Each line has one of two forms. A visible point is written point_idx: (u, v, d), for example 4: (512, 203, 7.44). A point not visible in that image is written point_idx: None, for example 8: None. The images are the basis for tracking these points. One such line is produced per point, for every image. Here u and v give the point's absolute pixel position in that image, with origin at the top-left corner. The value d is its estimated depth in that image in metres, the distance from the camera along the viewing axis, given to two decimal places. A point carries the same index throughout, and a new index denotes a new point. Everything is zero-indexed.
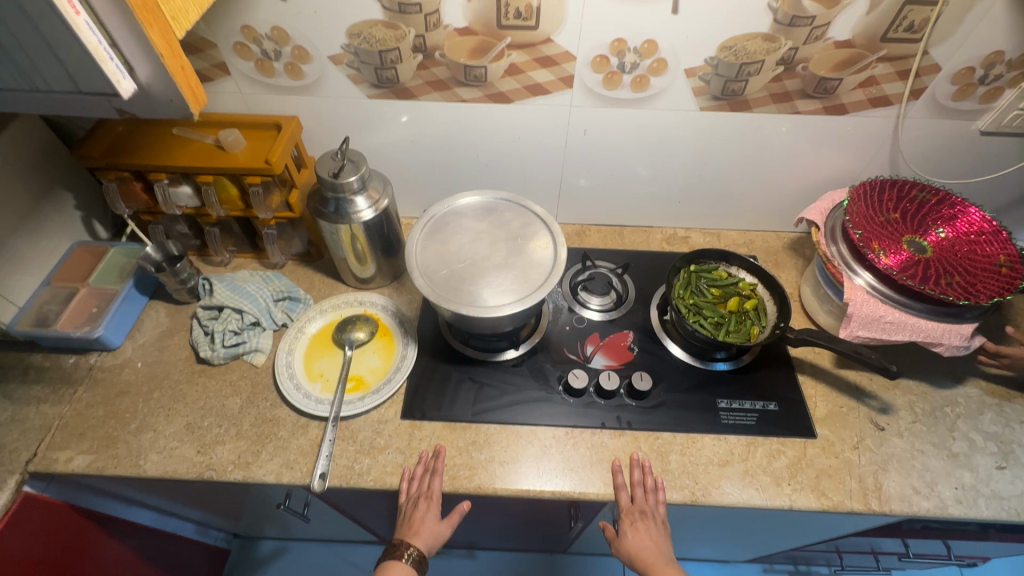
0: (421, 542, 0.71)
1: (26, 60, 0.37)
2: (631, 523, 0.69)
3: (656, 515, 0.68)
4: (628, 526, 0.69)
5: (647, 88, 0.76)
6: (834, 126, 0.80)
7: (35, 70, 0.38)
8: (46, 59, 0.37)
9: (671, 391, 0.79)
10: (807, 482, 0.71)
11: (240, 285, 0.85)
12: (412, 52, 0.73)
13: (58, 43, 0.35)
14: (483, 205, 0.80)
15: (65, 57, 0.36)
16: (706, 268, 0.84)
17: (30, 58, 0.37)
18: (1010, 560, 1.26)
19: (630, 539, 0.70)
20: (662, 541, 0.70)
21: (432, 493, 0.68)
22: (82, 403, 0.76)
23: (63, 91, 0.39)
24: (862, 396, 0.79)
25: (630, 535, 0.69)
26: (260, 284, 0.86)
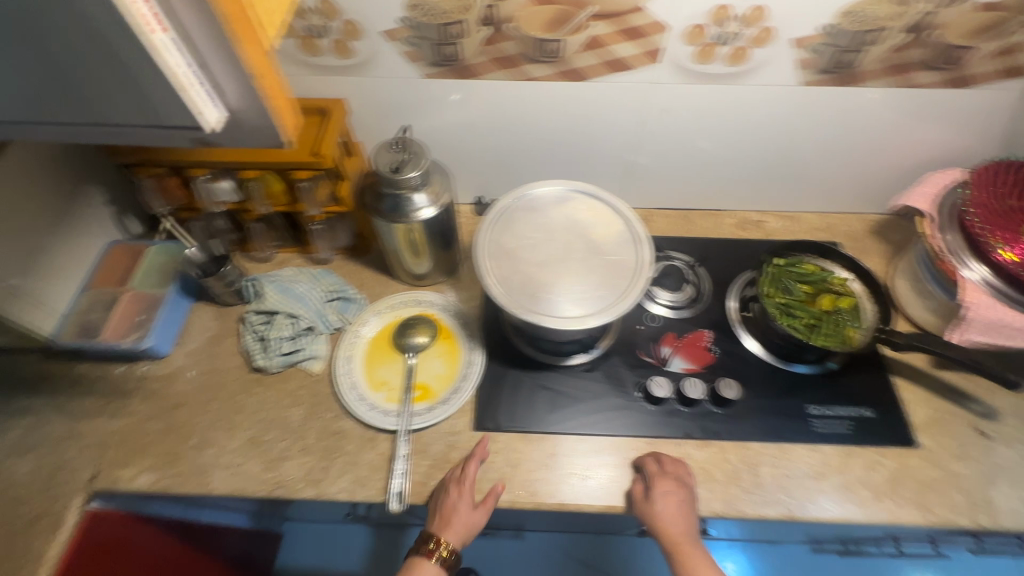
0: (449, 537, 0.65)
1: (102, 97, 0.39)
2: (662, 488, 0.64)
3: (687, 486, 0.66)
4: (654, 496, 0.63)
5: (745, 61, 0.67)
6: (951, 99, 0.71)
7: (107, 108, 0.40)
8: (125, 98, 0.38)
9: (758, 397, 0.74)
10: (909, 495, 0.67)
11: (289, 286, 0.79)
12: (479, 24, 0.64)
13: (143, 80, 0.37)
14: (553, 198, 0.73)
15: (149, 93, 0.38)
16: (795, 262, 0.77)
17: (109, 96, 0.39)
18: None
19: (650, 513, 0.63)
20: (689, 522, 0.64)
21: (467, 475, 0.66)
22: (138, 416, 0.73)
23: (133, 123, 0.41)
24: (963, 401, 0.74)
25: (653, 501, 0.63)
26: (311, 282, 0.81)
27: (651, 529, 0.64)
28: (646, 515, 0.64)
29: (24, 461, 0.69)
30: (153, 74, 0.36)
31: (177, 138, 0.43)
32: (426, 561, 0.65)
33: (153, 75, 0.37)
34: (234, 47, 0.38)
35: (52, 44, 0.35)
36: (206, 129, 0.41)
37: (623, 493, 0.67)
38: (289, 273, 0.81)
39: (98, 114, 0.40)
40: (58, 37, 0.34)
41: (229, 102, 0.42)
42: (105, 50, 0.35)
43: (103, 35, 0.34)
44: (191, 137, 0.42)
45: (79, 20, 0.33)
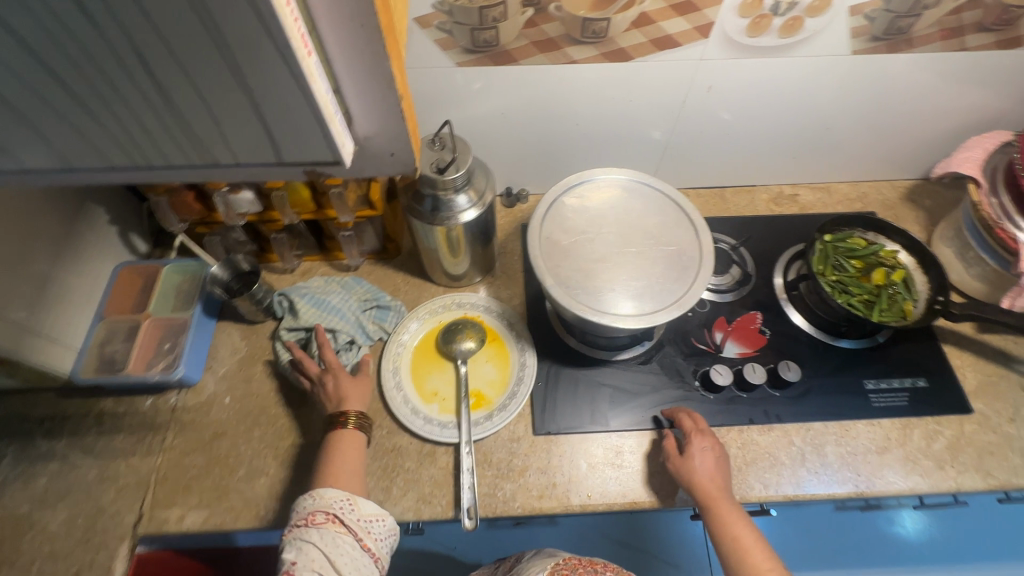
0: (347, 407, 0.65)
1: (227, 134, 0.36)
2: (700, 444, 0.63)
3: (723, 447, 0.65)
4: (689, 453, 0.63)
5: (798, 33, 0.63)
6: (997, 61, 0.70)
7: (229, 144, 0.37)
8: (250, 135, 0.36)
9: (815, 376, 0.73)
10: (970, 462, 0.68)
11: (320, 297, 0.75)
12: (521, 6, 0.59)
13: (278, 118, 0.34)
14: (608, 196, 0.69)
15: (280, 129, 0.35)
16: (841, 237, 0.76)
17: (235, 133, 0.36)
18: None
19: (683, 471, 0.62)
20: (728, 482, 0.62)
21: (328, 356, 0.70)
22: (176, 450, 0.68)
23: (252, 156, 0.38)
24: (1011, 363, 0.75)
25: (687, 460, 0.62)
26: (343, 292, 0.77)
27: (688, 487, 0.61)
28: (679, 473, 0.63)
29: (59, 510, 0.64)
30: (304, 109, 0.34)
31: (294, 170, 0.40)
32: (344, 431, 0.64)
33: (302, 111, 0.34)
34: (383, 70, 0.35)
35: (179, 88, 0.32)
36: (337, 163, 0.40)
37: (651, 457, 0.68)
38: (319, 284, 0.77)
39: (213, 150, 0.37)
40: (201, 78, 0.31)
41: (357, 129, 0.40)
42: (252, 89, 0.32)
43: (257, 74, 0.31)
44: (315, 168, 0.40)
45: (230, 60, 0.30)
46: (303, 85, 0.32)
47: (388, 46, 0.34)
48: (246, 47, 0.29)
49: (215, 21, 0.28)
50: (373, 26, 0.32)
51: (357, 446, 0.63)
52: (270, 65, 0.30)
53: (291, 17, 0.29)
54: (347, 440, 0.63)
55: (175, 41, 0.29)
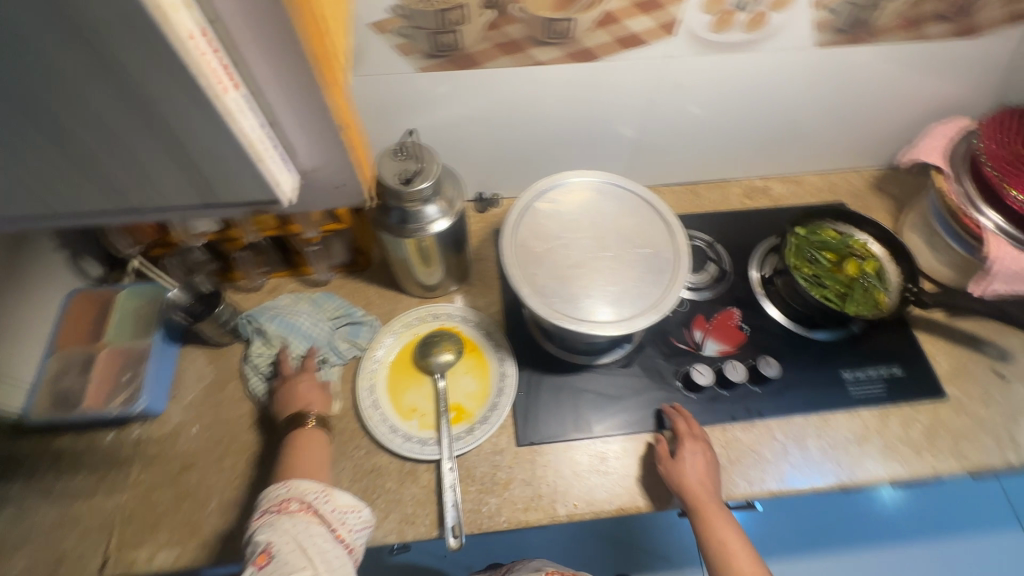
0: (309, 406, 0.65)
1: (156, 181, 0.37)
2: (691, 449, 0.63)
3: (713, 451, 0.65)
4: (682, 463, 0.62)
5: (763, 27, 0.63)
6: (955, 50, 0.70)
7: (160, 191, 0.38)
8: (181, 181, 0.37)
9: (793, 370, 0.74)
10: (947, 446, 0.69)
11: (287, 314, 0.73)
12: (481, 7, 0.57)
13: (208, 165, 0.36)
14: (581, 200, 0.68)
15: (212, 175, 0.37)
16: (814, 229, 0.76)
17: (164, 180, 0.37)
18: None
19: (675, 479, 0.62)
20: (716, 486, 0.62)
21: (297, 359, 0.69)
22: (142, 486, 0.65)
23: (185, 201, 0.39)
24: (980, 346, 0.76)
25: (679, 469, 0.62)
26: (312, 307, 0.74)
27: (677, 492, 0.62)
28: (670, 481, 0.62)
29: (16, 559, 0.61)
30: (231, 151, 0.35)
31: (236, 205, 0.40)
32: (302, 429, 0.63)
33: (229, 153, 0.35)
34: (317, 98, 0.37)
35: (102, 139, 0.33)
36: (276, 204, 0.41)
37: (643, 456, 0.67)
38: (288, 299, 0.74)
39: (141, 199, 0.38)
40: (122, 129, 0.32)
41: (300, 162, 0.43)
42: (175, 135, 0.33)
43: (176, 120, 0.32)
44: (251, 209, 0.41)
45: (149, 110, 0.31)
46: (229, 131, 0.34)
47: (320, 73, 0.36)
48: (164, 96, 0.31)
49: (128, 74, 0.29)
50: (302, 57, 0.35)
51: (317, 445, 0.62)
52: (188, 111, 0.32)
53: (210, 67, 0.31)
54: (307, 437, 0.62)
55: (93, 96, 0.30)
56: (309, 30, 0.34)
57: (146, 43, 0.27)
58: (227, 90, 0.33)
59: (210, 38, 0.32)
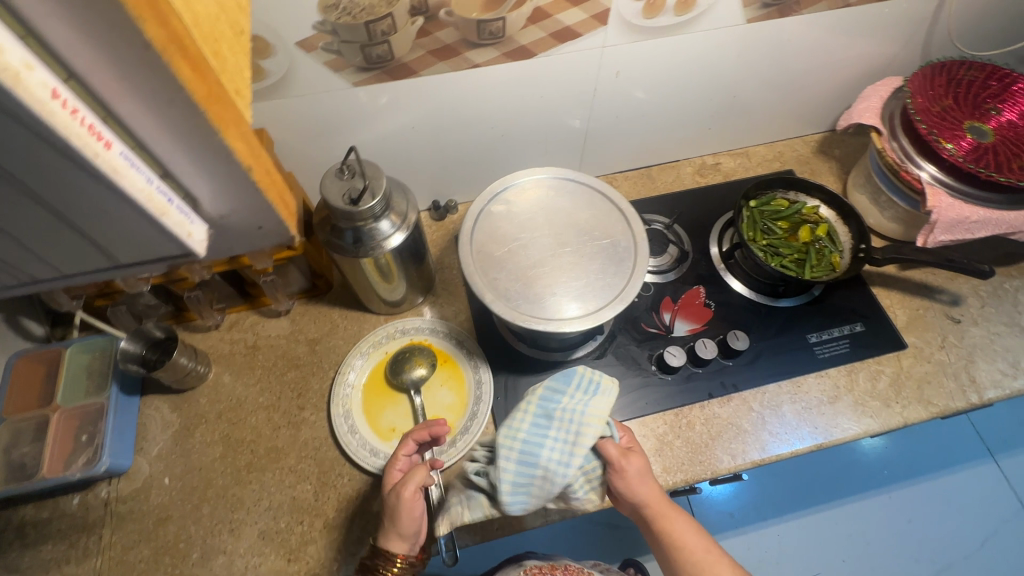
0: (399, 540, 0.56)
1: (62, 250, 0.40)
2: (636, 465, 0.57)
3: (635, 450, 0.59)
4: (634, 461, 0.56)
5: (692, 9, 0.63)
6: (878, 12, 0.73)
7: (61, 258, 0.41)
8: (113, 243, 0.40)
9: (762, 339, 0.75)
10: (913, 394, 0.72)
11: (532, 398, 0.57)
12: (409, 15, 0.55)
13: (130, 227, 0.38)
14: (537, 198, 0.67)
15: (136, 234, 0.39)
16: (765, 200, 0.78)
17: (61, 248, 0.40)
18: (1006, 406, 1.36)
19: (631, 485, 0.56)
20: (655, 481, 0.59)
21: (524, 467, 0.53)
22: (118, 548, 0.62)
23: (92, 264, 0.43)
24: (933, 294, 0.79)
25: (631, 471, 0.56)
26: (578, 421, 0.54)
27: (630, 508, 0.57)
28: (626, 489, 0.56)
29: None
30: (130, 212, 0.36)
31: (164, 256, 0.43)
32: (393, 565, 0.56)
33: (127, 212, 0.36)
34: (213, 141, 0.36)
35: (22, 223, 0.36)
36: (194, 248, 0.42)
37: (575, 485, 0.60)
38: (575, 380, 0.57)
39: (95, 260, 0.42)
40: (10, 210, 0.35)
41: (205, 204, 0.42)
42: (67, 207, 0.35)
43: (70, 196, 0.34)
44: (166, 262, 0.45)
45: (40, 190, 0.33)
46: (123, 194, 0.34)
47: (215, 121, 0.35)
48: (50, 176, 0.32)
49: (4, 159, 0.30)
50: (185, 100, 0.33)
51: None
52: (80, 180, 0.32)
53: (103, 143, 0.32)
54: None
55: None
56: (193, 83, 0.32)
57: (25, 124, 0.27)
58: (108, 147, 0.32)
59: (65, 97, 0.29)
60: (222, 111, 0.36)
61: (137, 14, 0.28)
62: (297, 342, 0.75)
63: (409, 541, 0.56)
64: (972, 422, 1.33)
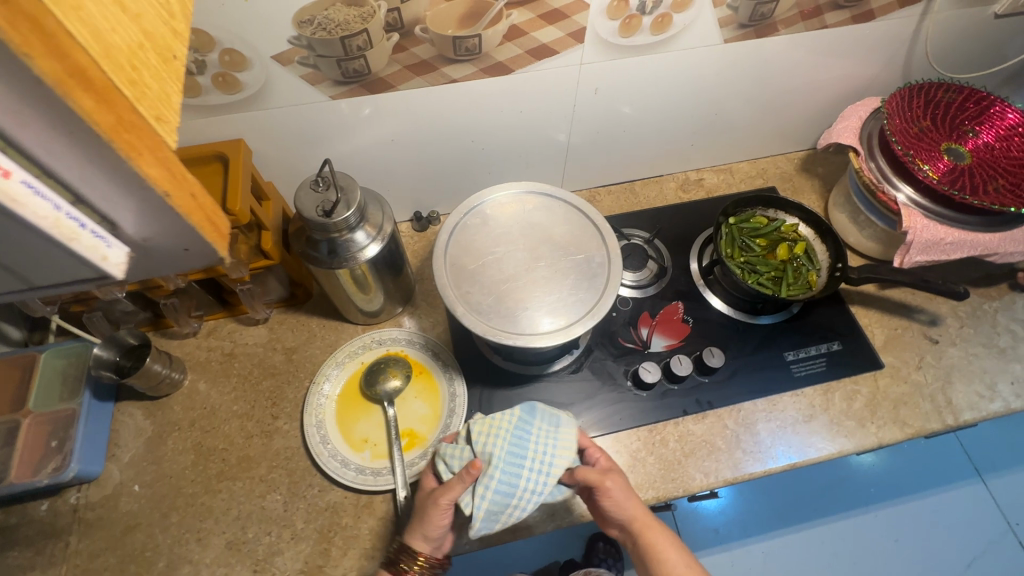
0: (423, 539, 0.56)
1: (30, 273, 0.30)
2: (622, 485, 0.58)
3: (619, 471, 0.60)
4: (616, 482, 0.58)
5: (668, 28, 0.64)
6: (857, 34, 0.73)
7: None
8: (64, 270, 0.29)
9: (738, 356, 0.75)
10: (888, 415, 0.72)
11: (504, 424, 0.57)
12: (385, 32, 0.56)
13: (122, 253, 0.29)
14: (512, 212, 0.68)
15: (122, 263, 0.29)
16: (745, 217, 0.78)
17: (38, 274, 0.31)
18: (996, 426, 1.35)
19: (618, 503, 0.57)
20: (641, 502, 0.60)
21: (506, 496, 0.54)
22: (84, 556, 0.61)
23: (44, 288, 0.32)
24: (911, 313, 0.79)
25: (615, 491, 0.57)
26: (551, 453, 0.56)
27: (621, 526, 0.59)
28: (614, 508, 0.57)
29: None
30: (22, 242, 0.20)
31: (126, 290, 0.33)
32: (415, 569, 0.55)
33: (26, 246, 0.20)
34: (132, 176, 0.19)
35: None
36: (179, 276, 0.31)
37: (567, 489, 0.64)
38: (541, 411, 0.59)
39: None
40: None
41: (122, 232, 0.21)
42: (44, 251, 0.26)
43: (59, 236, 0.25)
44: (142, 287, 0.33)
45: None
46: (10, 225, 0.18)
47: (136, 153, 0.18)
48: None
49: None
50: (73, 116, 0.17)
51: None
52: None
53: None
54: None
55: None
56: (81, 95, 0.16)
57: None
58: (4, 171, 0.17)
59: None
60: (141, 137, 0.19)
61: (19, 49, 0.15)
62: (275, 350, 0.75)
63: (433, 544, 0.57)
64: (960, 441, 1.33)
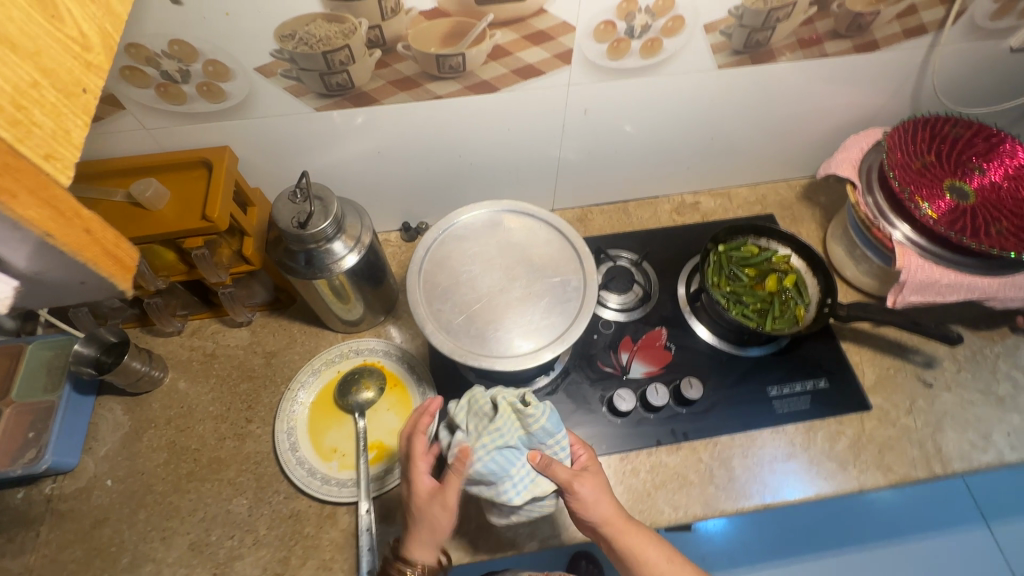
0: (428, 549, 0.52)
1: None
2: (593, 487, 0.54)
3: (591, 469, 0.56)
4: (588, 481, 0.54)
5: (659, 52, 0.63)
6: (861, 63, 0.71)
7: None
8: None
9: (719, 389, 0.73)
10: (872, 459, 0.69)
11: (529, 424, 0.51)
12: (366, 48, 0.56)
13: None
14: (492, 229, 0.67)
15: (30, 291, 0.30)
16: (735, 245, 0.76)
17: None
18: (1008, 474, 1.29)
19: (587, 504, 0.53)
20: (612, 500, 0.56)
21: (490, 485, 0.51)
22: (52, 546, 0.63)
23: None
24: (906, 354, 0.76)
25: (585, 491, 0.53)
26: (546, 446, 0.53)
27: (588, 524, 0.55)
28: (582, 508, 0.54)
29: None
30: None
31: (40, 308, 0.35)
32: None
33: None
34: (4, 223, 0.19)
35: None
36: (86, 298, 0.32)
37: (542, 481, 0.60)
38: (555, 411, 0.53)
39: None
40: None
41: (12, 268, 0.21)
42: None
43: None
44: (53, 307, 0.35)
45: None
46: None
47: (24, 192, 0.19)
48: None
49: None
50: None
51: None
52: None
53: None
54: None
55: None
56: None
57: None
58: None
59: None
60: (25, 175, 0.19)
61: None
62: (255, 353, 0.76)
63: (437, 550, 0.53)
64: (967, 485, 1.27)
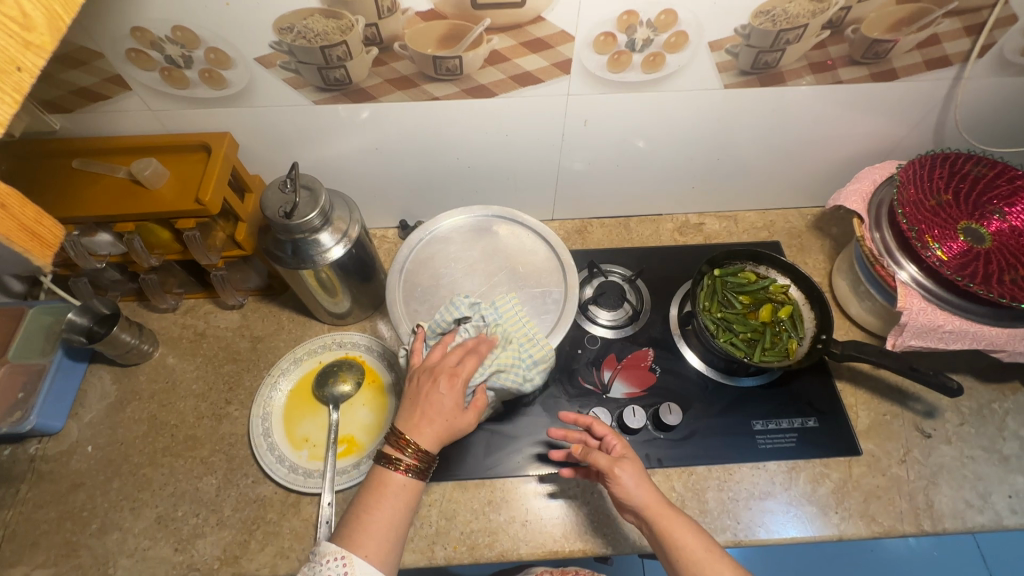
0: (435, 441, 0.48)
1: None
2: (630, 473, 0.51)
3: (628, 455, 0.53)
4: (628, 467, 0.52)
5: (662, 67, 0.61)
6: (880, 92, 0.68)
7: None
8: None
9: (701, 417, 0.71)
10: (855, 507, 0.66)
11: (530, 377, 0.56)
12: (363, 45, 0.56)
13: None
14: (478, 235, 0.67)
15: None
16: (731, 271, 0.74)
17: None
18: None
19: (626, 489, 0.50)
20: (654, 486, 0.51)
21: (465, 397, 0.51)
22: (29, 505, 0.65)
23: None
24: (906, 400, 0.73)
25: (625, 476, 0.51)
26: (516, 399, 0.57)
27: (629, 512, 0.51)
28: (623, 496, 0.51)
29: None
30: None
31: None
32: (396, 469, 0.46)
33: None
34: None
35: None
36: None
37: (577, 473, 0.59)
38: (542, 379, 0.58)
39: None
40: None
41: None
42: None
43: None
44: None
45: None
46: None
47: None
48: None
49: None
50: None
51: (403, 499, 0.46)
52: None
53: None
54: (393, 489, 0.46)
55: None
56: None
57: None
58: None
59: None
60: None
61: None
62: (242, 337, 0.77)
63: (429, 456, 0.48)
64: None
